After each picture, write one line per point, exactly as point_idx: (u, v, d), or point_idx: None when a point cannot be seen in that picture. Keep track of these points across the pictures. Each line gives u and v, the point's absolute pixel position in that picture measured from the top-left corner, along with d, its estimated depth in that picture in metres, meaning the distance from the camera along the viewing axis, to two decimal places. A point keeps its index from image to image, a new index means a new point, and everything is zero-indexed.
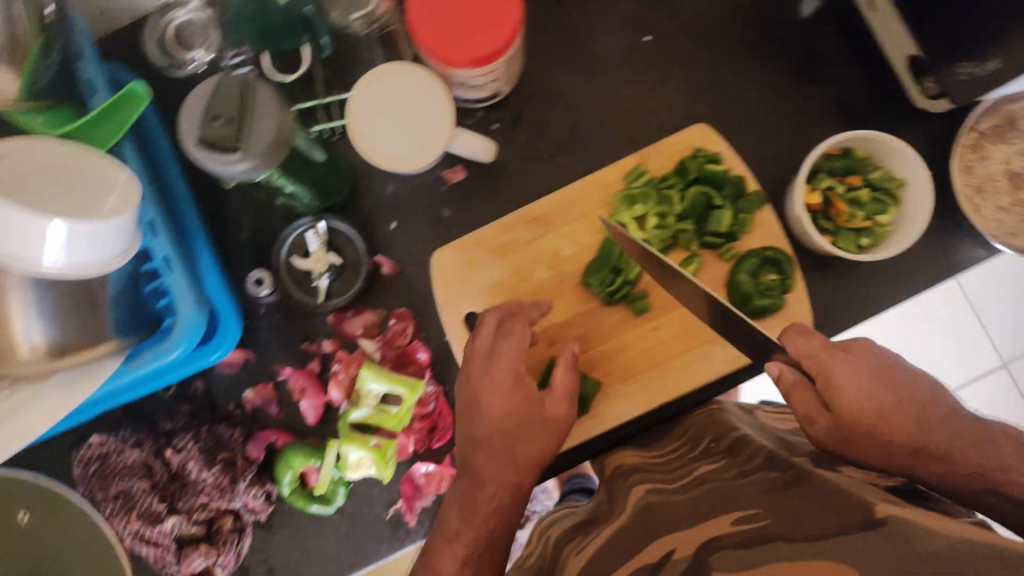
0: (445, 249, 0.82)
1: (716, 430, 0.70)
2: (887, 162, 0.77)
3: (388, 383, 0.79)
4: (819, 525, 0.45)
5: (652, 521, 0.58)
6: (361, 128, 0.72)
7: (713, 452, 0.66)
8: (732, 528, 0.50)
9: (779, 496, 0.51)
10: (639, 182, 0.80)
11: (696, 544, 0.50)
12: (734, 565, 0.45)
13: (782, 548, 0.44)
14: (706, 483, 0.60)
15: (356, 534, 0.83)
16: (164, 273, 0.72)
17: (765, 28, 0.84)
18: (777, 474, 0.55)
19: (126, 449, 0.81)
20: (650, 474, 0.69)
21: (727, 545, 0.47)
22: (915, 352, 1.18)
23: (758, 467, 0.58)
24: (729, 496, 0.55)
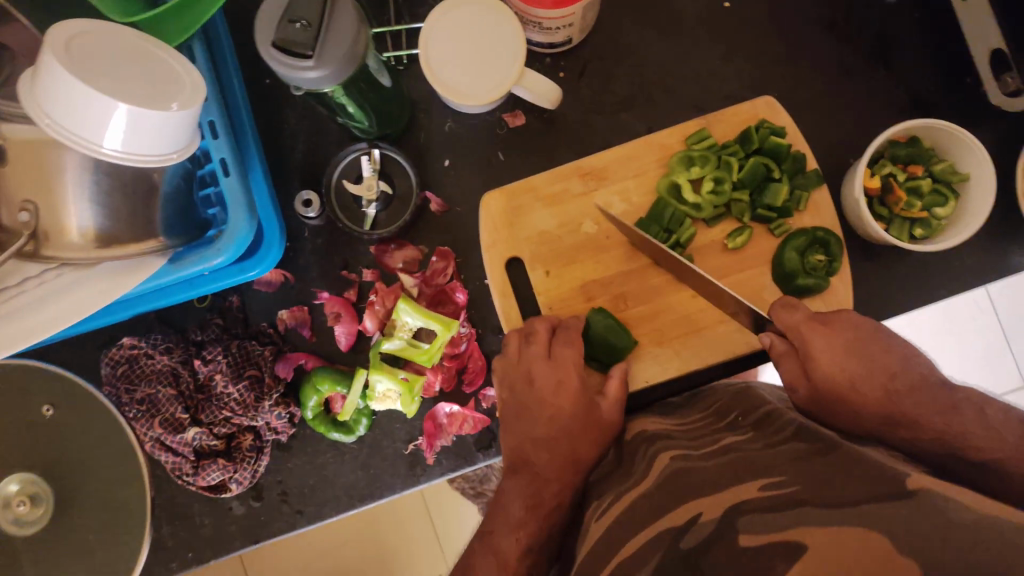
0: (496, 191, 0.81)
1: (743, 406, 0.68)
2: (954, 156, 0.76)
3: (423, 318, 0.79)
4: (853, 493, 0.45)
5: (680, 486, 0.54)
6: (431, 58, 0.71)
7: (740, 426, 0.64)
8: (761, 492, 0.49)
9: (805, 466, 0.51)
10: (701, 145, 0.79)
11: (722, 507, 0.49)
12: (767, 529, 0.44)
13: (812, 513, 0.44)
14: (731, 453, 0.57)
15: (373, 466, 0.83)
16: (219, 176, 0.70)
17: (847, 6, 0.82)
18: (805, 448, 0.54)
19: (155, 354, 0.80)
20: (676, 439, 0.64)
21: (756, 509, 0.47)
22: (945, 357, 1.18)
23: (787, 440, 0.57)
24: (755, 465, 0.53)
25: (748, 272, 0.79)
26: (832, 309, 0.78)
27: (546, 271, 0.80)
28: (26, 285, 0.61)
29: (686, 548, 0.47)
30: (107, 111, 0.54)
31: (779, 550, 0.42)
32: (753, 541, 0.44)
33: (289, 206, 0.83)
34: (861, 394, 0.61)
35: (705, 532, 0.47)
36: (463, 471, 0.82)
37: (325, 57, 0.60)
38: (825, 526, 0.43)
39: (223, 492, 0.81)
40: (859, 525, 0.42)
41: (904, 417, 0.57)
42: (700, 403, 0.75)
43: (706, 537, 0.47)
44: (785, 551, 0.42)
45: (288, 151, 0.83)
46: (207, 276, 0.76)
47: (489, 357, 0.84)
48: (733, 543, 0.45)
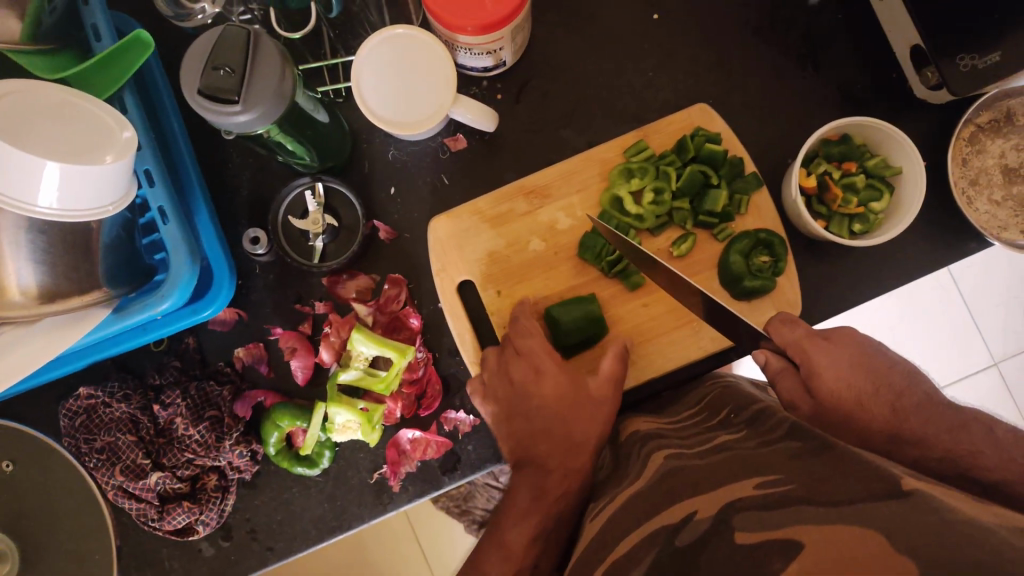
0: (441, 215, 0.82)
1: (735, 402, 0.67)
2: (886, 150, 0.78)
3: (377, 347, 0.79)
4: (852, 491, 0.43)
5: (673, 484, 0.54)
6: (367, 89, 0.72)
7: (732, 422, 0.63)
8: (755, 491, 0.48)
9: (800, 463, 0.49)
10: (639, 156, 0.80)
11: (717, 506, 0.48)
12: (761, 528, 0.44)
13: (808, 513, 0.43)
14: (727, 451, 0.56)
15: (339, 497, 0.83)
16: (159, 224, 0.71)
17: (772, 10, 0.84)
18: (798, 444, 0.52)
19: (113, 402, 0.80)
20: (668, 439, 0.64)
21: (749, 507, 0.46)
22: (909, 342, 1.18)
23: (781, 437, 0.55)
24: (753, 463, 0.52)
25: (694, 278, 0.81)
26: (780, 308, 0.80)
27: (497, 290, 0.81)
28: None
29: (682, 544, 0.47)
30: (34, 171, 0.54)
31: (777, 547, 0.41)
32: (749, 540, 0.43)
33: (238, 243, 0.83)
34: (868, 414, 0.57)
35: (701, 530, 0.47)
36: (430, 495, 0.82)
37: (252, 100, 0.61)
38: (819, 524, 0.41)
39: (190, 534, 0.81)
40: (857, 525, 0.40)
41: (872, 408, 0.58)
42: (692, 397, 0.76)
43: (703, 532, 0.47)
44: (780, 550, 0.41)
45: (235, 189, 0.84)
46: (161, 321, 0.76)
47: (447, 380, 0.84)
48: (727, 542, 0.44)
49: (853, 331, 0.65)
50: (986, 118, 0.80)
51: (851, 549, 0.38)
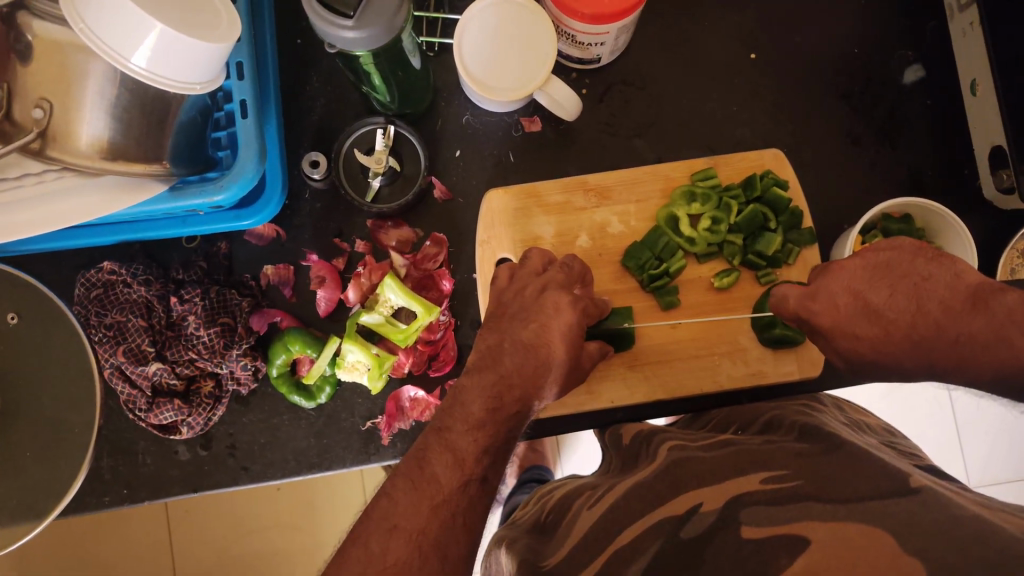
0: (499, 189, 0.82)
1: (742, 420, 0.70)
2: (943, 238, 0.79)
3: (406, 298, 0.79)
4: (860, 489, 0.46)
5: (684, 473, 0.56)
6: (468, 55, 0.75)
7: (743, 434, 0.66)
8: (763, 486, 0.50)
9: (807, 461, 0.52)
10: (705, 183, 0.81)
11: (722, 499, 0.51)
12: (766, 521, 0.46)
13: (816, 510, 0.46)
14: (731, 447, 0.60)
15: (327, 436, 0.83)
16: (237, 117, 0.72)
17: (865, 80, 0.86)
18: (802, 445, 0.56)
19: (133, 284, 0.80)
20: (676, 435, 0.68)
21: (758, 503, 0.48)
22: None
23: (790, 439, 0.58)
24: (759, 459, 0.55)
25: (727, 314, 0.81)
26: (802, 365, 0.80)
27: None
28: (48, 177, 0.61)
29: (686, 537, 0.48)
30: (140, 30, 0.54)
31: (782, 543, 0.44)
32: (754, 535, 0.46)
33: (296, 165, 0.84)
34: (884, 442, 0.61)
35: (706, 523, 0.49)
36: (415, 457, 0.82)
37: (365, 21, 0.62)
38: (824, 519, 0.45)
39: (172, 434, 0.80)
40: (863, 527, 0.43)
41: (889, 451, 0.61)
42: (699, 422, 0.77)
43: (707, 527, 0.48)
44: (786, 543, 0.44)
45: (307, 111, 0.84)
46: (203, 217, 0.77)
47: (461, 350, 0.84)
48: (733, 533, 0.47)
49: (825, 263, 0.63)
50: None
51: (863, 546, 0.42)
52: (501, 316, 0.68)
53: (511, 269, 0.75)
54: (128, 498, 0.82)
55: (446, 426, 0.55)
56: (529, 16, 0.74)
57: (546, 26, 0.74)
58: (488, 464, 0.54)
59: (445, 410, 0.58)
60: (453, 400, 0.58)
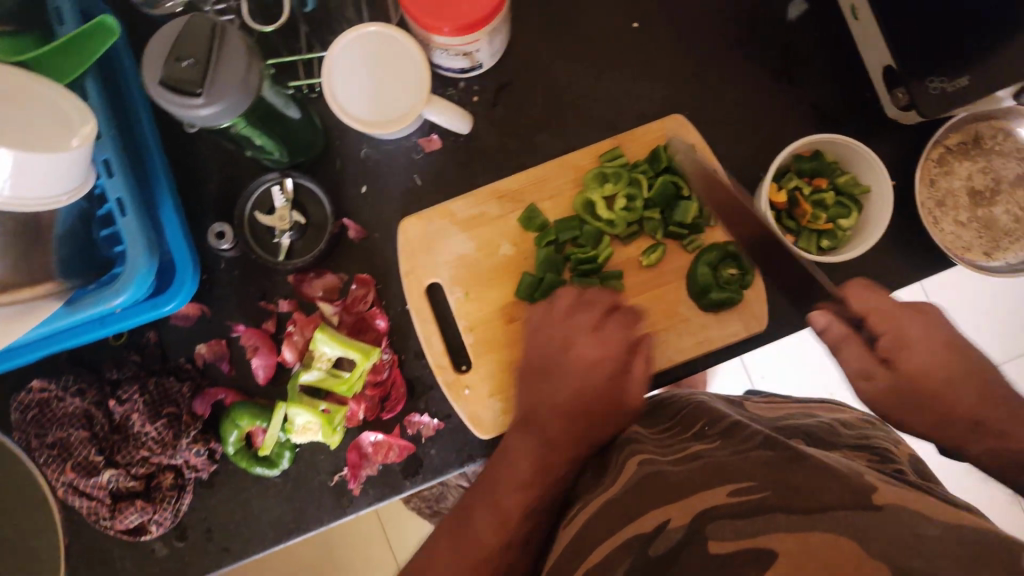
0: (412, 216, 0.81)
1: (708, 416, 0.65)
2: (854, 167, 0.79)
3: (341, 348, 0.78)
4: (827, 497, 0.45)
5: (649, 491, 0.55)
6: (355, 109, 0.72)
7: (705, 434, 0.62)
8: (729, 498, 0.49)
9: (776, 470, 0.50)
10: (614, 162, 0.80)
11: (690, 515, 0.50)
12: (734, 535, 0.46)
13: (781, 520, 0.45)
14: (700, 459, 0.57)
15: (298, 498, 0.82)
16: (116, 216, 0.66)
17: (750, 26, 0.85)
18: (771, 453, 0.53)
19: (67, 396, 0.78)
20: (646, 444, 0.64)
21: (723, 515, 0.48)
22: None
23: (753, 446, 0.55)
24: (728, 471, 0.53)
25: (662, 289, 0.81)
26: (746, 321, 0.80)
27: (465, 293, 0.81)
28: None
29: (655, 556, 0.48)
30: None
31: (751, 554, 0.43)
32: (721, 548, 0.45)
33: (203, 238, 0.82)
34: None
35: (674, 539, 0.48)
36: (391, 499, 0.81)
37: (216, 92, 0.59)
38: (792, 531, 0.44)
39: (143, 534, 0.79)
40: (828, 532, 0.43)
41: None
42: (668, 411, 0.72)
43: (674, 544, 0.48)
44: (753, 559, 0.43)
45: (203, 183, 0.82)
46: (119, 314, 0.75)
47: (413, 382, 0.83)
48: (699, 550, 0.46)
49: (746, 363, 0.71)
50: (953, 140, 0.82)
51: (823, 554, 0.41)
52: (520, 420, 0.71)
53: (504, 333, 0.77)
54: None
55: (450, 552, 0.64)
56: (374, 38, 0.71)
57: (394, 35, 0.71)
58: None
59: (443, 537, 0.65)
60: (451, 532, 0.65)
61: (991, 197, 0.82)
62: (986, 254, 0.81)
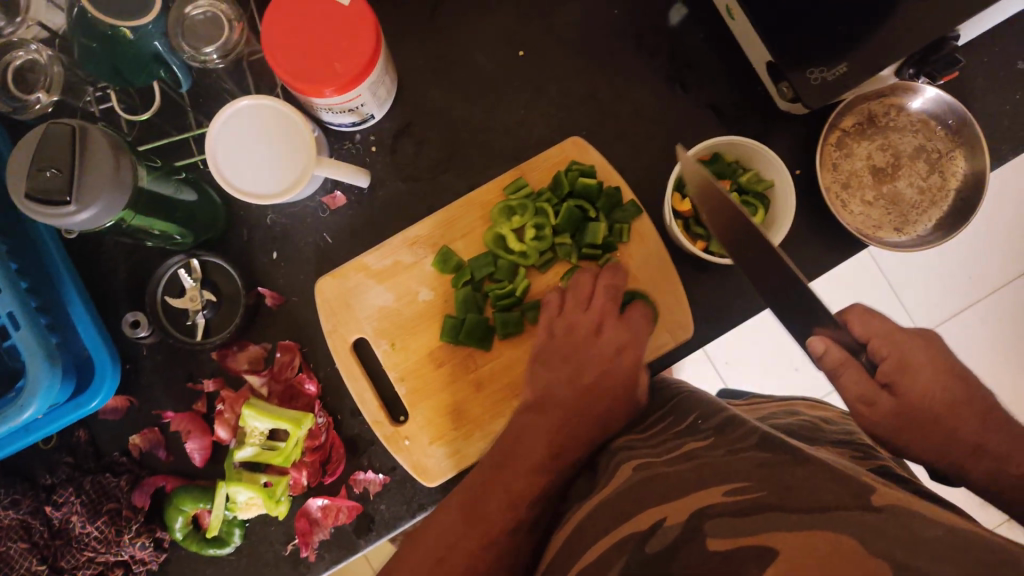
0: (327, 275, 0.81)
1: (701, 409, 0.66)
2: (755, 165, 0.79)
3: (272, 420, 0.77)
4: (825, 498, 0.46)
5: (644, 493, 0.54)
6: (250, 183, 0.71)
7: (699, 427, 0.62)
8: (724, 498, 0.49)
9: (772, 470, 0.50)
10: (519, 193, 0.80)
11: (688, 512, 0.49)
12: (731, 533, 0.45)
13: (784, 520, 0.45)
14: (696, 458, 0.56)
15: (255, 574, 0.81)
16: (10, 331, 0.65)
17: (635, 38, 0.85)
18: (768, 456, 0.53)
19: (0, 509, 0.77)
20: (637, 448, 0.62)
21: (722, 513, 0.47)
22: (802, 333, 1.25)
23: (748, 446, 0.55)
24: (722, 471, 0.52)
25: None
26: (672, 332, 0.80)
27: (391, 344, 0.81)
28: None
29: (652, 552, 0.47)
30: None
31: (752, 553, 0.43)
32: (721, 546, 0.45)
33: (119, 328, 0.81)
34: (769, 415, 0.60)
35: (671, 536, 0.48)
36: (348, 561, 0.80)
37: (86, 197, 0.58)
38: (795, 530, 0.44)
39: None
40: (832, 531, 0.43)
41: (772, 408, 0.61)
42: (651, 405, 0.72)
43: (672, 540, 0.47)
44: (757, 556, 0.43)
45: (111, 274, 0.81)
46: (42, 420, 0.73)
47: (353, 440, 0.82)
48: (699, 545, 0.45)
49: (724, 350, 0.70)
50: (849, 122, 0.83)
51: (827, 553, 0.41)
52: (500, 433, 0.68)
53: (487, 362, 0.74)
54: None
55: None
56: (242, 110, 0.71)
57: (257, 99, 0.70)
58: None
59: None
60: None
61: (894, 173, 0.83)
62: (896, 230, 0.82)
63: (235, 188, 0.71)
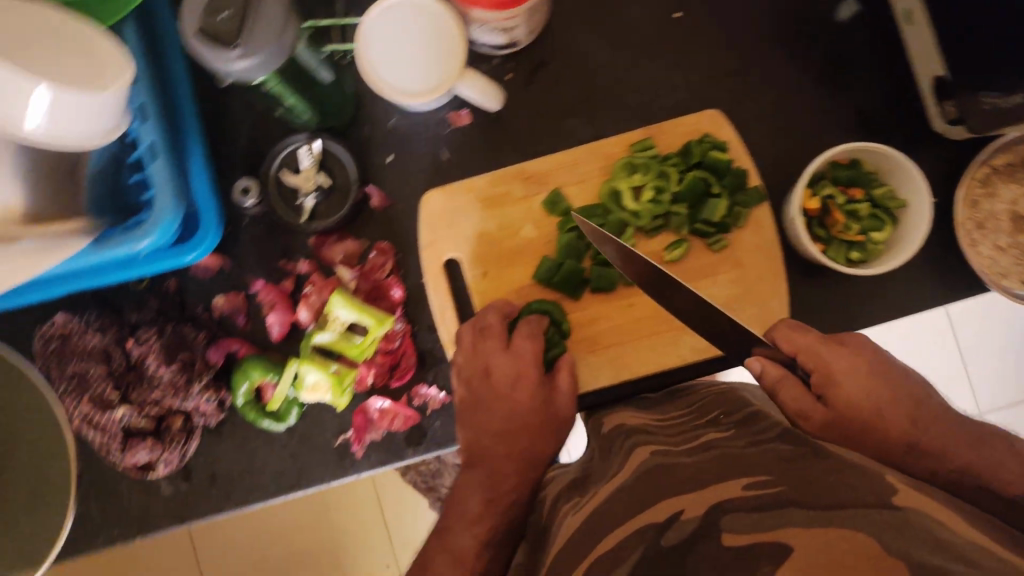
0: (436, 189, 0.81)
1: (724, 406, 0.70)
2: (892, 180, 0.76)
3: (355, 313, 0.79)
4: (845, 496, 0.47)
5: (657, 481, 0.55)
6: (395, 80, 0.72)
7: (721, 421, 0.67)
8: (744, 493, 0.49)
9: (791, 469, 0.52)
10: (645, 153, 0.79)
11: (703, 506, 0.49)
12: (750, 527, 0.45)
13: (803, 517, 0.45)
14: (712, 450, 0.59)
15: (302, 455, 0.84)
16: (147, 160, 0.69)
17: (798, 24, 0.82)
18: (783, 450, 0.56)
19: (88, 332, 0.80)
20: (654, 438, 0.65)
21: (739, 509, 0.48)
22: None
23: (770, 440, 0.59)
24: (742, 466, 0.54)
25: (680, 286, 0.80)
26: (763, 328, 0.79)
27: (483, 272, 0.81)
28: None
29: (666, 546, 0.45)
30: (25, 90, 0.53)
31: (770, 547, 0.43)
32: (736, 541, 0.45)
33: (229, 192, 0.83)
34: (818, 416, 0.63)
35: (687, 529, 0.47)
36: (392, 466, 0.82)
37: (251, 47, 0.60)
38: (812, 526, 0.44)
39: (150, 472, 0.82)
40: (846, 527, 0.43)
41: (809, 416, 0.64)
42: (681, 401, 0.76)
43: (689, 533, 0.46)
44: (774, 550, 0.43)
45: (233, 138, 0.83)
46: (143, 259, 0.76)
47: (423, 354, 0.83)
48: (715, 540, 0.45)
49: (799, 330, 0.70)
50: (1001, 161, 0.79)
51: (841, 550, 0.41)
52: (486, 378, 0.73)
53: (474, 331, 0.76)
54: (120, 538, 0.84)
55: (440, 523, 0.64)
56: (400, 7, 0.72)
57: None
58: None
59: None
60: None
61: None
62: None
63: (380, 82, 0.72)
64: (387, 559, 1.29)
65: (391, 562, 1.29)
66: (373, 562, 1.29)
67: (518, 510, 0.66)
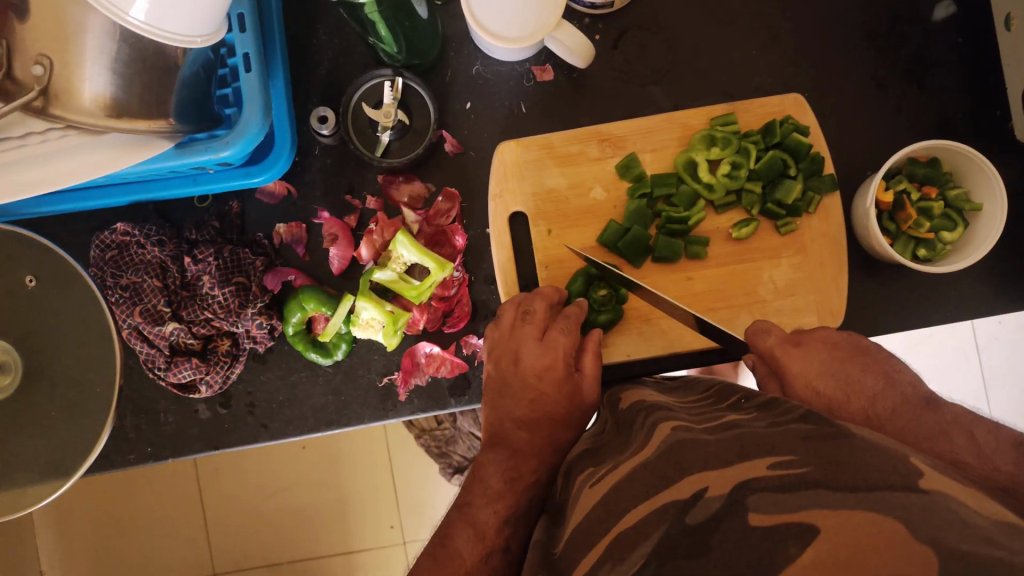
0: (511, 141, 0.80)
1: (747, 391, 0.61)
2: (968, 183, 0.76)
3: (418, 254, 0.78)
4: (870, 476, 0.40)
5: (678, 456, 0.49)
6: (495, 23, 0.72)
7: (742, 406, 0.57)
8: (769, 472, 0.43)
9: (815, 445, 0.45)
10: (726, 127, 0.79)
11: (729, 485, 0.44)
12: (776, 510, 0.40)
13: (830, 499, 0.39)
14: (736, 428, 0.51)
15: (344, 393, 0.83)
16: (241, 71, 0.69)
17: (891, 18, 0.82)
18: (813, 426, 0.48)
19: (146, 244, 0.79)
20: (676, 413, 0.59)
21: (765, 488, 0.42)
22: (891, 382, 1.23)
23: (792, 420, 0.50)
24: (764, 442, 0.47)
25: (743, 265, 0.80)
26: (821, 315, 0.79)
27: (548, 229, 0.80)
28: (30, 140, 0.60)
29: (693, 523, 0.42)
30: None
31: (793, 531, 0.38)
32: (764, 521, 0.39)
33: (304, 120, 0.83)
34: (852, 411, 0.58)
35: (713, 508, 0.42)
36: (433, 413, 0.82)
37: None
38: (838, 510, 0.38)
39: (192, 392, 0.81)
40: (872, 512, 0.38)
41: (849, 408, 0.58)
42: (699, 387, 0.69)
43: (713, 513, 0.42)
44: (798, 534, 0.38)
45: (313, 67, 0.82)
46: (212, 174, 0.76)
47: (477, 304, 0.83)
48: (741, 520, 0.40)
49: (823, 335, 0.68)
50: None
51: (873, 539, 0.36)
52: (511, 353, 0.70)
53: (518, 314, 0.73)
54: (152, 455, 0.84)
55: (490, 463, 0.64)
56: None
57: None
58: (510, 533, 0.58)
59: (487, 449, 0.66)
60: (494, 443, 0.66)
61: None
62: None
63: (480, 25, 0.72)
64: (393, 519, 1.28)
65: (397, 523, 1.28)
66: (379, 520, 1.28)
67: (548, 469, 0.64)
